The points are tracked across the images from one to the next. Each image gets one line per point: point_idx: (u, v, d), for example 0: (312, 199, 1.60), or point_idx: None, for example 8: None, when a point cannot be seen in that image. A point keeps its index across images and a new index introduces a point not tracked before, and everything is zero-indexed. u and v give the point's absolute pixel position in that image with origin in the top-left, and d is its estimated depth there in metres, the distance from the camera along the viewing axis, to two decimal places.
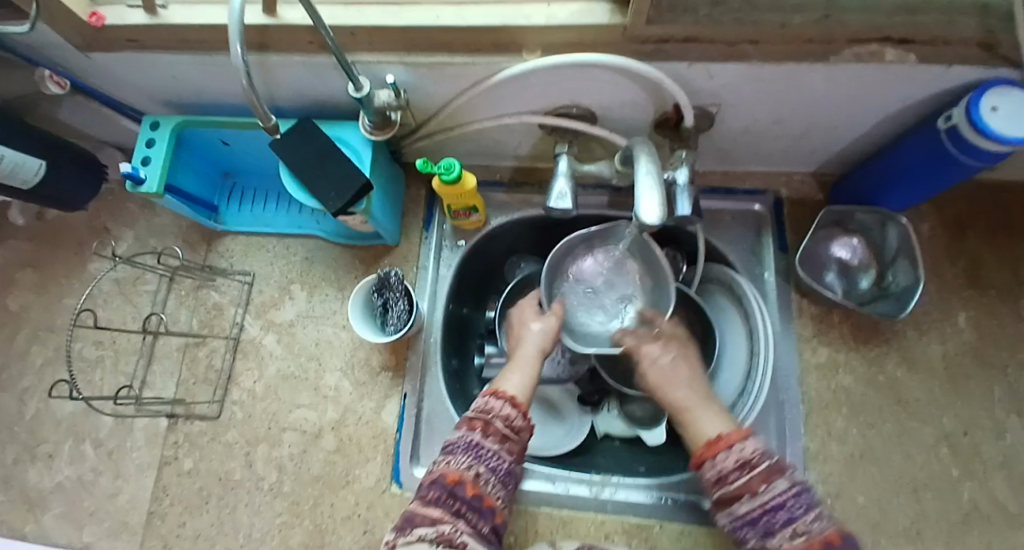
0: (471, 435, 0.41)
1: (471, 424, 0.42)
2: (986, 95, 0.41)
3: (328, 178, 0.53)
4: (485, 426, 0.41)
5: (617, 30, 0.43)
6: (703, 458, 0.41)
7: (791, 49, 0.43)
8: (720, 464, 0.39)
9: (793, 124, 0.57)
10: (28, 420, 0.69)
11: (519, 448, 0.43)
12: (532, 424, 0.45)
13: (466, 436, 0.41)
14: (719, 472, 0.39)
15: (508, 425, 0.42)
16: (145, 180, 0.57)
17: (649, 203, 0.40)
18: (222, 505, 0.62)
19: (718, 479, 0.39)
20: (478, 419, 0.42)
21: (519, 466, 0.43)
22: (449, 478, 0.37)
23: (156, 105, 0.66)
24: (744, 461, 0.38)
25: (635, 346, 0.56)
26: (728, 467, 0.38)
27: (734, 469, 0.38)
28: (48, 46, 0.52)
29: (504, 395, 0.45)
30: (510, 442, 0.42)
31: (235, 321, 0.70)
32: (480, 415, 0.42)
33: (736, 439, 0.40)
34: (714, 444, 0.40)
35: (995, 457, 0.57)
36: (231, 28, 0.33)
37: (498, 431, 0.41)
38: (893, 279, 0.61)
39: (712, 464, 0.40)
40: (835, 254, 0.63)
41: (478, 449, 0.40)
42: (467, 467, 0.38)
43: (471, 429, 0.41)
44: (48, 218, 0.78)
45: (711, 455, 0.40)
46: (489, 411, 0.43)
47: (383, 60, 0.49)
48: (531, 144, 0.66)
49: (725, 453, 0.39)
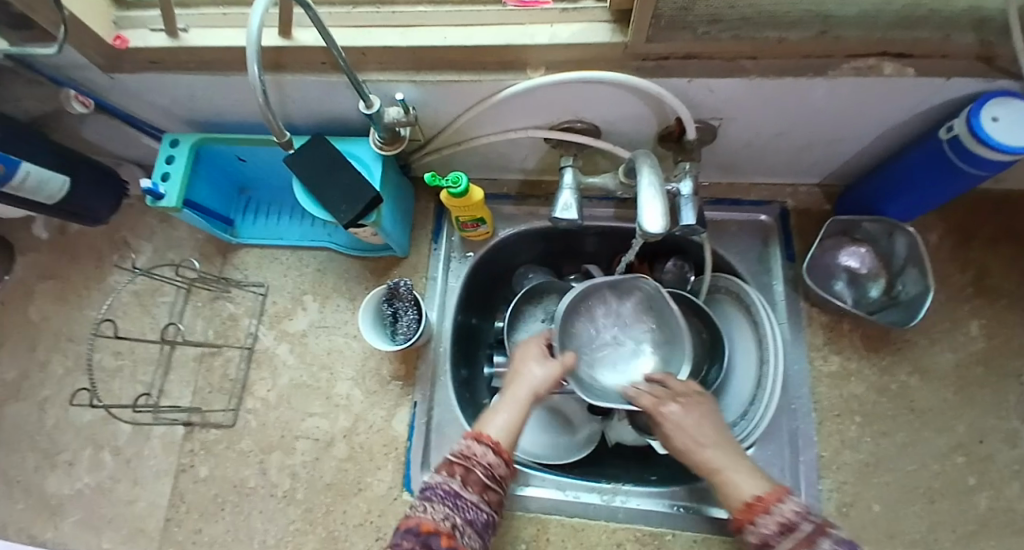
0: (450, 483, 0.41)
1: (451, 469, 0.42)
2: (987, 105, 0.42)
3: (339, 192, 0.54)
4: (465, 474, 0.42)
5: (619, 47, 0.45)
6: (744, 524, 0.39)
7: (791, 64, 0.44)
8: (762, 530, 0.37)
9: (795, 135, 0.57)
10: (49, 428, 0.71)
11: (497, 499, 0.43)
12: (513, 473, 0.45)
13: (445, 483, 0.41)
14: (762, 539, 0.37)
15: (488, 473, 0.43)
16: (164, 195, 0.59)
17: (652, 215, 0.41)
18: (236, 511, 0.63)
19: (763, 547, 0.37)
20: (459, 464, 0.43)
21: (496, 516, 0.43)
22: (424, 527, 0.37)
23: (175, 123, 0.68)
24: (784, 524, 0.36)
25: (654, 406, 0.51)
26: (768, 532, 0.37)
27: (776, 534, 0.36)
28: (74, 68, 0.54)
29: (487, 439, 0.45)
30: (489, 491, 0.42)
31: (250, 331, 0.71)
32: (461, 461, 0.43)
33: (773, 501, 0.38)
34: (751, 507, 0.39)
35: (1011, 466, 0.56)
36: (249, 49, 0.35)
37: (477, 480, 0.42)
38: (903, 287, 0.61)
39: (754, 530, 0.38)
40: (843, 263, 0.64)
41: (455, 498, 0.40)
42: (443, 517, 0.39)
43: (450, 475, 0.42)
44: (69, 231, 0.80)
45: (751, 520, 0.38)
46: (470, 457, 0.43)
47: (392, 80, 0.51)
48: (537, 158, 0.68)
49: (764, 517, 0.37)
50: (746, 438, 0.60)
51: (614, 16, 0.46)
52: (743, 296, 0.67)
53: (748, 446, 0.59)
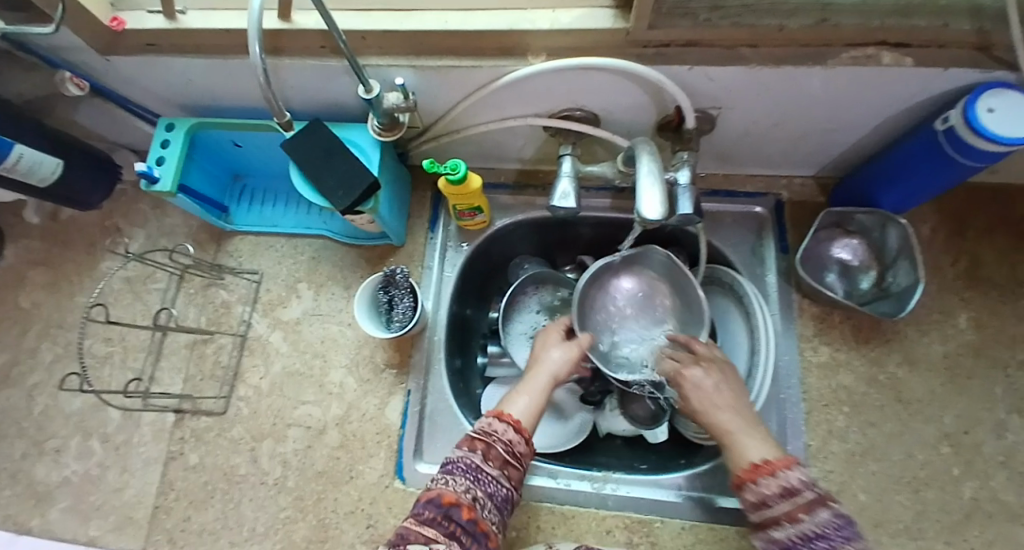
0: (472, 457, 0.42)
1: (473, 444, 0.43)
2: (983, 96, 0.42)
3: (336, 177, 0.54)
4: (487, 449, 0.42)
5: (620, 34, 0.45)
6: (746, 481, 0.40)
7: (789, 52, 0.45)
8: (762, 489, 0.38)
9: (791, 127, 0.58)
10: (37, 415, 0.70)
11: (519, 475, 0.43)
12: (535, 451, 0.45)
13: (467, 458, 0.42)
14: (761, 497, 0.38)
15: (509, 449, 0.43)
16: (159, 179, 0.59)
17: (649, 202, 0.41)
18: (226, 499, 0.63)
19: (759, 503, 0.38)
20: (481, 440, 0.43)
21: (518, 492, 0.43)
22: (446, 498, 0.38)
23: (171, 107, 0.68)
24: (786, 488, 0.37)
25: (677, 369, 0.53)
26: (769, 493, 0.37)
27: (776, 496, 0.37)
28: (69, 49, 0.54)
29: (508, 418, 0.46)
30: (511, 467, 0.43)
31: (243, 318, 0.71)
32: (483, 437, 0.43)
33: (781, 466, 0.38)
34: (757, 468, 0.39)
35: (996, 456, 0.57)
36: (250, 30, 0.35)
37: (498, 455, 0.42)
38: (893, 279, 0.62)
39: (754, 488, 0.38)
40: (834, 254, 0.65)
41: (477, 471, 0.41)
42: (464, 489, 0.39)
43: (472, 450, 0.42)
44: (62, 217, 0.79)
45: (753, 479, 0.39)
46: (491, 434, 0.44)
47: (392, 64, 0.50)
48: (535, 147, 0.68)
49: (768, 479, 0.38)
50: (757, 397, 0.60)
51: (615, 3, 0.46)
52: (737, 287, 0.68)
53: (758, 406, 0.60)
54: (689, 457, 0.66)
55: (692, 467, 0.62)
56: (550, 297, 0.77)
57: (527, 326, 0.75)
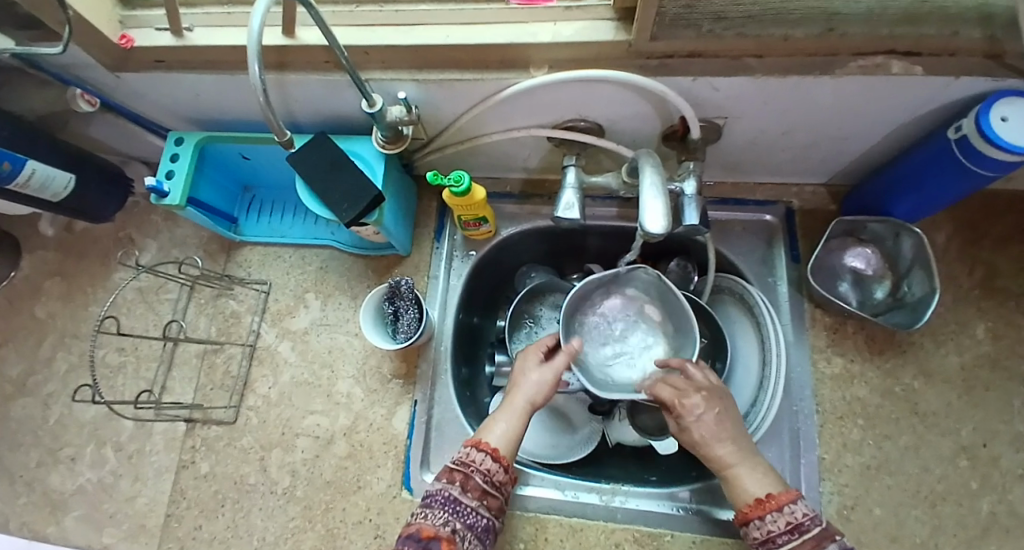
0: (451, 489, 0.43)
1: (450, 476, 0.44)
2: (996, 105, 0.41)
3: (341, 190, 0.54)
4: (465, 481, 0.44)
5: (622, 45, 0.45)
6: (751, 516, 0.40)
7: (795, 62, 0.44)
8: (769, 526, 0.39)
9: (800, 135, 0.57)
10: (52, 424, 0.71)
11: (498, 504, 0.45)
12: (514, 477, 0.46)
13: (445, 490, 0.43)
14: (768, 534, 0.39)
15: (486, 478, 0.44)
16: (168, 192, 0.60)
17: (653, 215, 0.41)
18: (236, 509, 0.63)
19: (766, 540, 0.39)
20: (459, 471, 0.44)
21: (499, 520, 0.45)
22: (425, 533, 0.39)
23: (181, 121, 0.69)
24: (793, 525, 0.38)
25: (677, 399, 0.48)
26: (776, 531, 0.38)
27: (784, 533, 0.38)
28: (80, 67, 0.55)
29: (486, 446, 0.46)
30: (490, 497, 0.44)
31: (252, 328, 0.72)
32: (460, 468, 0.44)
33: (785, 500, 0.39)
34: (762, 503, 0.40)
35: (1016, 470, 0.55)
36: (249, 49, 0.35)
37: (477, 486, 0.44)
38: (909, 290, 0.60)
39: (760, 525, 0.40)
40: (849, 263, 0.63)
41: (455, 503, 0.42)
42: (444, 523, 0.41)
43: (450, 482, 0.44)
44: (76, 229, 0.81)
45: (759, 515, 0.40)
46: (469, 464, 0.45)
47: (395, 78, 0.51)
48: (540, 157, 0.68)
49: (773, 515, 0.39)
50: (756, 429, 0.60)
51: (617, 14, 0.46)
52: (746, 296, 0.67)
53: (757, 438, 0.59)
54: (699, 468, 0.64)
55: (706, 478, 0.61)
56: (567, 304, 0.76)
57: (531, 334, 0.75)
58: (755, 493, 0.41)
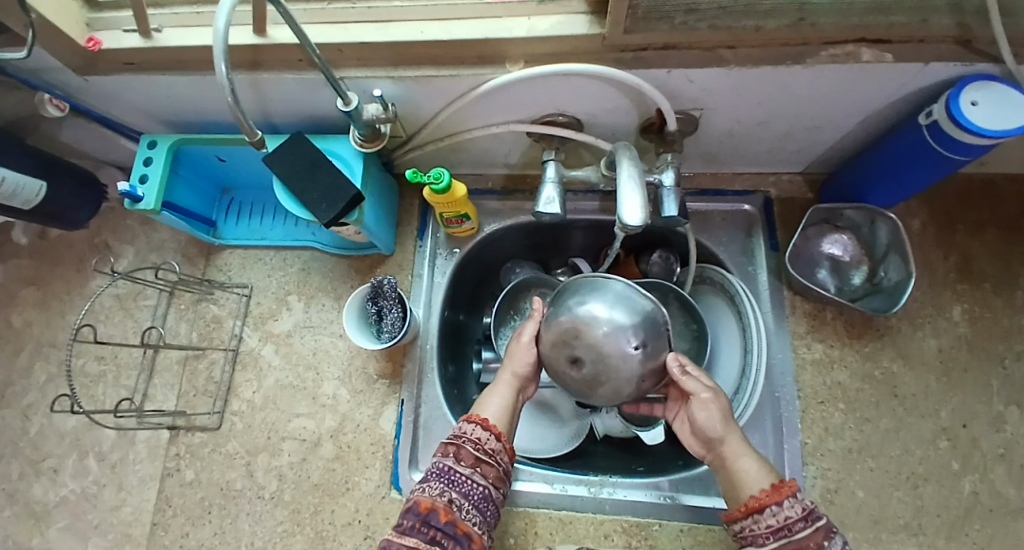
0: (444, 460, 0.42)
1: (444, 449, 0.44)
2: (966, 90, 0.42)
3: (319, 190, 0.54)
4: (458, 451, 0.43)
5: (597, 39, 0.45)
6: (766, 503, 0.39)
7: (768, 53, 0.44)
8: (785, 513, 0.38)
9: (776, 125, 0.57)
10: (33, 435, 0.70)
11: (498, 472, 0.43)
12: (510, 443, 0.45)
13: (440, 462, 0.43)
14: (783, 521, 0.37)
15: (479, 446, 0.43)
16: (143, 197, 0.58)
17: (631, 206, 0.41)
18: (223, 514, 0.63)
19: (780, 529, 0.37)
20: (452, 443, 0.44)
21: (501, 489, 0.44)
22: (423, 505, 0.39)
23: (154, 123, 0.67)
24: (807, 512, 0.38)
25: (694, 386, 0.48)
26: (794, 516, 0.37)
27: (800, 520, 0.37)
28: (46, 70, 0.53)
29: (477, 418, 0.46)
30: (486, 465, 0.43)
31: (234, 332, 0.71)
32: (453, 440, 0.44)
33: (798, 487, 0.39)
34: (777, 489, 0.39)
35: (995, 450, 0.57)
36: (215, 47, 0.34)
37: (470, 455, 0.43)
38: (885, 274, 0.61)
39: (774, 511, 0.38)
40: (825, 250, 0.64)
41: (449, 473, 0.42)
42: (440, 493, 0.40)
43: (444, 454, 0.43)
44: (50, 236, 0.79)
45: (776, 500, 0.38)
46: (462, 435, 0.44)
47: (370, 75, 0.50)
48: (520, 152, 0.68)
49: (789, 502, 0.38)
50: (741, 414, 0.60)
51: (591, 8, 0.46)
52: (728, 286, 0.67)
53: (742, 423, 0.60)
54: (686, 457, 0.65)
55: (693, 467, 0.62)
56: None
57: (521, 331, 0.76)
58: (761, 482, 0.41)
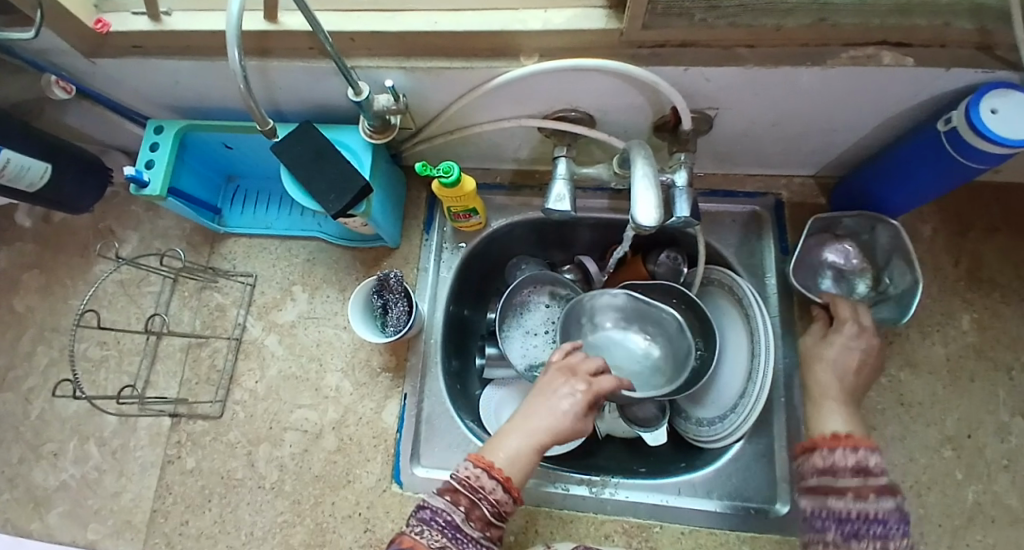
0: (455, 514, 0.39)
1: (456, 497, 0.40)
2: (987, 97, 0.41)
3: (327, 180, 0.53)
4: (470, 509, 0.40)
5: (613, 34, 0.44)
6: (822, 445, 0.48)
7: (787, 53, 0.44)
8: (836, 458, 0.46)
9: (791, 127, 0.57)
10: (34, 419, 0.70)
11: (496, 536, 0.42)
12: (518, 507, 0.43)
13: (449, 513, 0.39)
14: (832, 464, 0.46)
15: (494, 507, 0.41)
16: (148, 183, 0.58)
17: (644, 206, 0.41)
18: (223, 503, 0.63)
19: (827, 469, 0.46)
20: (467, 495, 0.40)
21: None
22: None
23: (161, 109, 0.67)
24: (860, 466, 0.45)
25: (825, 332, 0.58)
26: (844, 464, 0.45)
27: (850, 469, 0.45)
28: (53, 52, 0.53)
29: (500, 472, 0.41)
30: (492, 527, 0.41)
31: (237, 322, 0.70)
32: (469, 492, 0.40)
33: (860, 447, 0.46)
34: (839, 440, 0.48)
35: (1000, 460, 0.57)
36: (228, 33, 0.33)
37: (481, 517, 0.40)
38: (890, 282, 0.61)
39: (829, 455, 0.47)
40: (828, 258, 0.64)
41: (456, 529, 0.39)
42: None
43: (456, 505, 0.40)
44: (54, 220, 0.79)
45: (830, 445, 0.47)
46: (479, 489, 0.41)
47: (381, 66, 0.49)
48: (530, 147, 0.67)
49: (846, 452, 0.46)
50: (745, 418, 0.60)
51: (609, 2, 0.45)
52: (736, 289, 0.67)
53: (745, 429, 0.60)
54: (688, 460, 0.66)
55: (693, 470, 0.62)
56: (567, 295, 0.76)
57: (529, 323, 0.75)
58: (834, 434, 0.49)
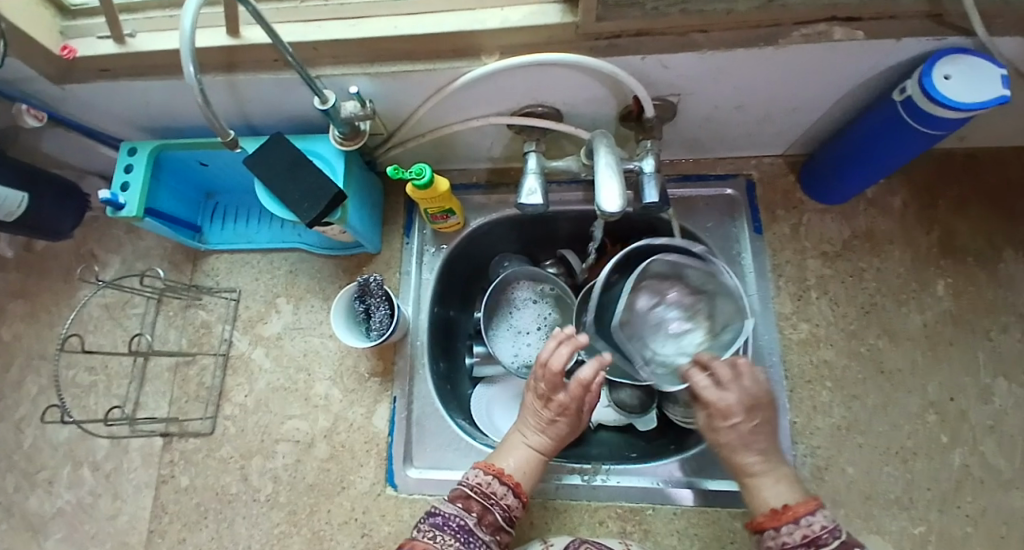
0: (468, 517, 0.45)
1: (467, 503, 0.46)
2: (937, 64, 0.42)
3: (300, 190, 0.54)
4: (483, 513, 0.46)
5: (570, 28, 0.45)
6: (767, 526, 0.44)
7: (741, 35, 0.44)
8: (784, 535, 0.42)
9: (755, 108, 0.58)
10: (26, 448, 0.70)
11: (506, 541, 0.47)
12: (526, 513, 0.50)
13: (462, 517, 0.45)
14: (781, 542, 0.43)
15: (504, 512, 0.47)
16: (125, 204, 0.58)
17: (609, 194, 0.42)
18: (220, 519, 0.63)
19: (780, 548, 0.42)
20: (478, 502, 0.46)
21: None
22: None
23: (135, 130, 0.67)
24: (809, 537, 0.41)
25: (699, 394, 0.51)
26: (791, 541, 0.42)
27: (797, 544, 0.41)
28: (21, 80, 0.53)
29: (509, 479, 0.49)
30: (501, 532, 0.47)
31: (223, 337, 0.71)
32: (480, 498, 0.47)
33: (803, 511, 0.43)
34: (779, 515, 0.44)
35: (985, 422, 0.57)
36: (183, 49, 0.34)
37: (492, 520, 0.46)
38: (700, 280, 0.61)
39: (775, 535, 0.43)
40: (647, 304, 0.62)
41: (468, 533, 0.44)
42: None
43: (467, 510, 0.45)
44: (35, 248, 0.79)
45: (774, 525, 0.44)
46: (489, 496, 0.47)
47: (346, 73, 0.50)
48: (503, 145, 0.68)
49: (789, 527, 0.42)
50: None
51: None
52: None
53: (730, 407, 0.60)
54: (678, 443, 0.66)
55: (683, 451, 0.62)
56: (551, 289, 0.77)
57: (517, 320, 0.76)
58: (776, 505, 0.45)
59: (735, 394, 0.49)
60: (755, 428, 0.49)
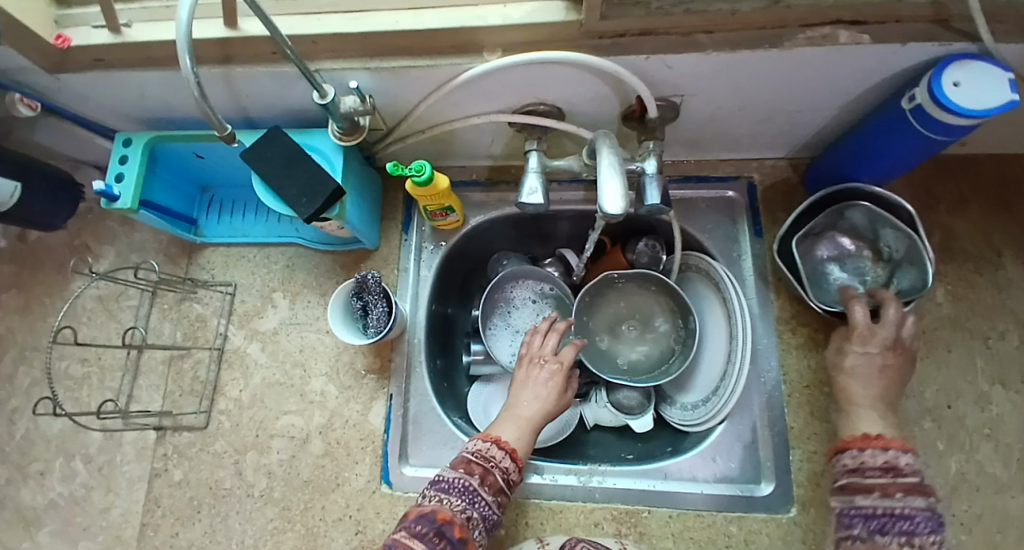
0: (470, 479, 0.44)
1: (469, 467, 0.45)
2: (948, 70, 0.42)
3: (298, 184, 0.53)
4: (484, 475, 0.45)
5: (573, 26, 0.44)
6: (852, 445, 0.46)
7: (746, 36, 0.44)
8: (865, 457, 0.44)
9: (758, 110, 0.57)
10: (18, 439, 0.69)
11: (509, 500, 0.47)
12: (524, 477, 0.49)
13: (465, 479, 0.44)
14: (860, 463, 0.44)
15: (504, 475, 0.46)
16: (119, 196, 0.57)
17: (610, 194, 0.41)
18: (213, 513, 0.63)
19: (854, 468, 0.44)
20: (479, 465, 0.45)
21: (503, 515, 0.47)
22: (440, 515, 0.40)
23: (131, 121, 0.66)
24: (888, 465, 0.42)
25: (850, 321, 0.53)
26: (871, 463, 0.43)
27: (877, 468, 0.43)
28: (15, 69, 0.52)
29: (504, 444, 0.48)
30: (502, 493, 0.46)
31: (219, 331, 0.70)
32: (481, 461, 0.46)
33: (894, 446, 0.43)
34: (868, 440, 0.45)
35: (981, 429, 0.58)
36: (179, 41, 0.33)
37: (494, 482, 0.45)
38: (890, 247, 0.60)
39: (857, 454, 0.45)
40: (826, 256, 0.63)
41: (473, 494, 0.43)
42: (460, 509, 0.42)
43: (469, 473, 0.45)
44: (28, 239, 0.78)
45: (861, 446, 0.45)
46: (489, 459, 0.46)
47: (346, 67, 0.49)
48: (503, 142, 0.67)
49: (875, 451, 0.44)
50: (726, 403, 0.61)
51: None
52: (713, 273, 0.68)
53: (726, 411, 0.61)
54: (675, 445, 0.67)
55: (679, 454, 0.63)
56: (551, 289, 0.77)
57: (513, 317, 0.75)
58: (867, 435, 0.46)
59: (889, 331, 0.51)
60: (885, 367, 0.51)
